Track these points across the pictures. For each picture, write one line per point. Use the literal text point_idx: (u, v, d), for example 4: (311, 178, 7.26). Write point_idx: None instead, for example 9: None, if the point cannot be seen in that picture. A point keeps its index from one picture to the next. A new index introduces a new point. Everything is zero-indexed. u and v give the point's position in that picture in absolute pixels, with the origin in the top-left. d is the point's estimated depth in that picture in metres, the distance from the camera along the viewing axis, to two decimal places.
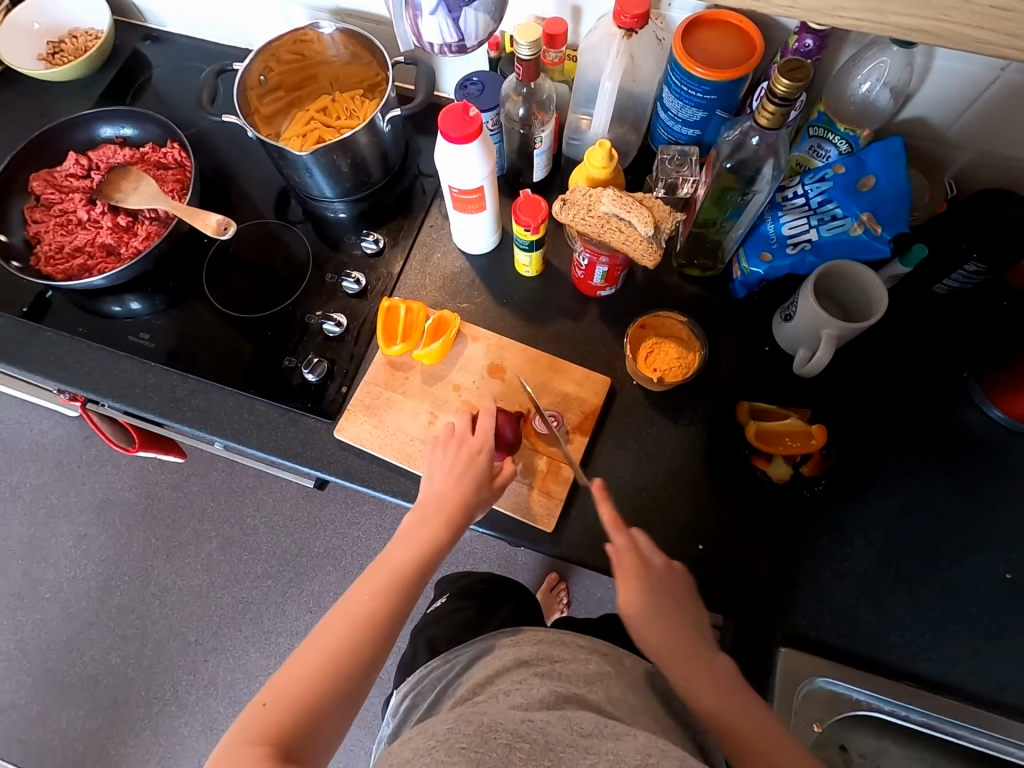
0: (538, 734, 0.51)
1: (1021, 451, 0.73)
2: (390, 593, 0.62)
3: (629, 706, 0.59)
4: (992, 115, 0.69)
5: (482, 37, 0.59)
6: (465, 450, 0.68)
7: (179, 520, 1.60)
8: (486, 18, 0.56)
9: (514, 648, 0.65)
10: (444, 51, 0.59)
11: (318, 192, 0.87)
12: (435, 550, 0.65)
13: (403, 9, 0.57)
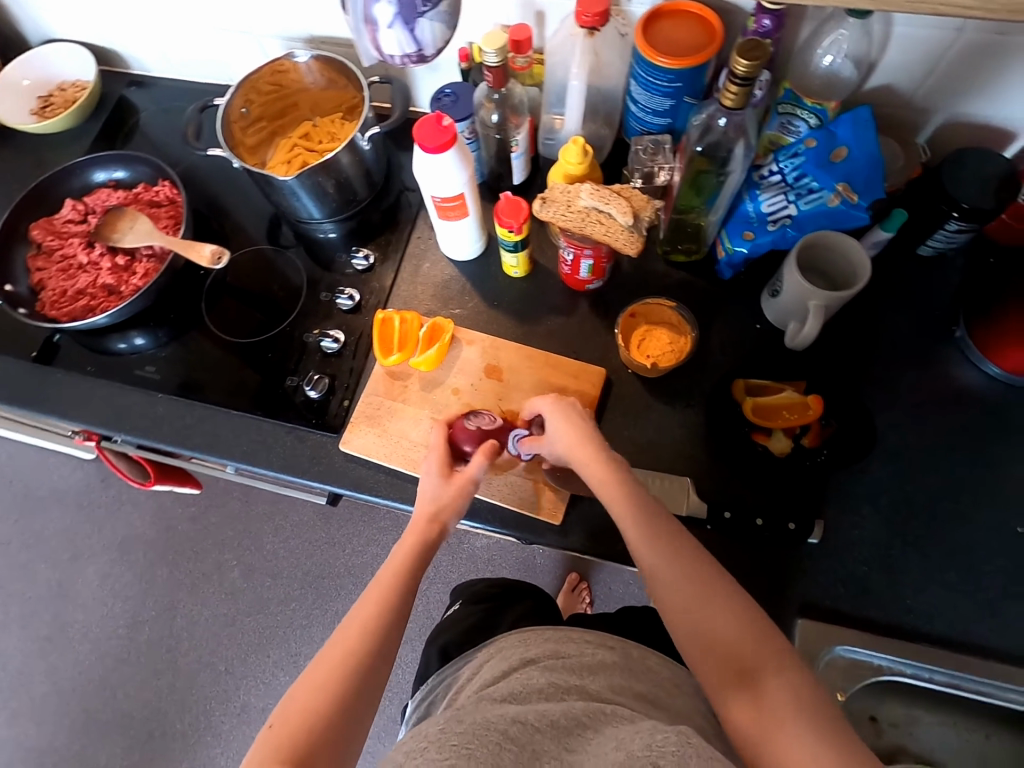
0: (527, 736, 0.51)
1: (1020, 403, 0.74)
2: (387, 603, 0.62)
3: (633, 694, 0.58)
4: (958, 74, 0.70)
5: (439, 45, 0.61)
6: (433, 461, 0.71)
7: (200, 551, 1.63)
8: (441, 27, 0.59)
9: (521, 647, 0.65)
10: (405, 63, 0.61)
11: (307, 214, 0.89)
12: (420, 554, 0.66)
13: (360, 24, 0.58)
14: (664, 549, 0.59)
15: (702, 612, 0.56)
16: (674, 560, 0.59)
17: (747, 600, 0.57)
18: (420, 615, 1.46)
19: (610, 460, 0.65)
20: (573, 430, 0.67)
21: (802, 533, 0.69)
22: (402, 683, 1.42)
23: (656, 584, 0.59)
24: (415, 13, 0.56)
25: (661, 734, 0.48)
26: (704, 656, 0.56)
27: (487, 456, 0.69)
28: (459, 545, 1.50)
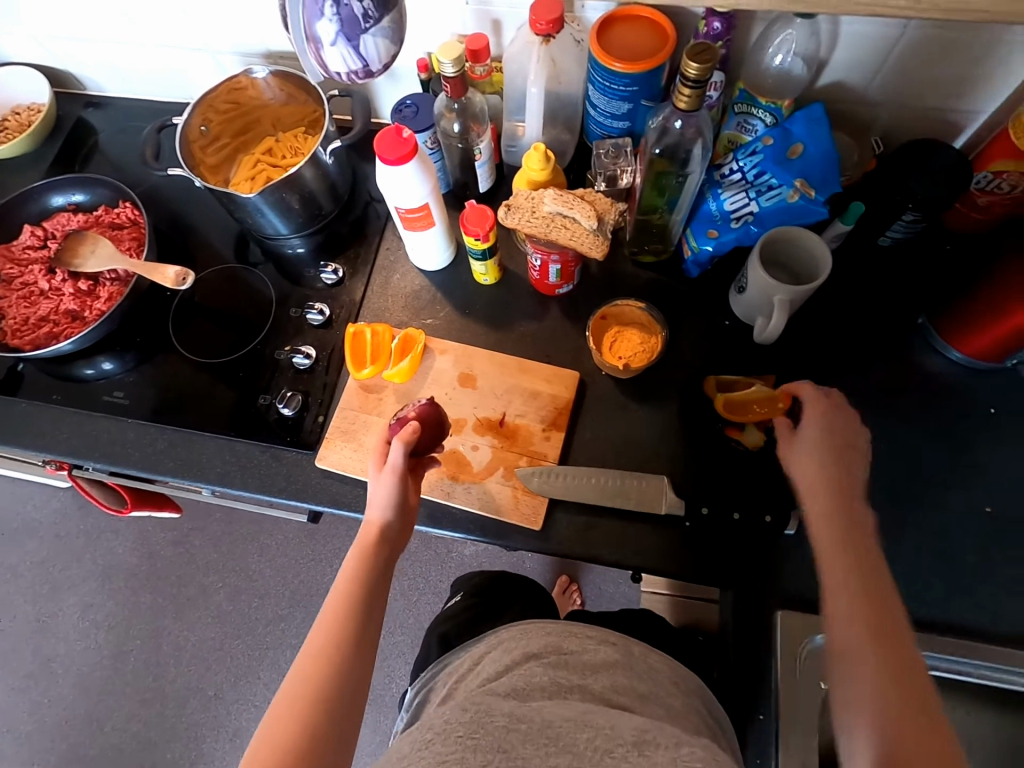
0: (535, 714, 0.52)
1: (983, 386, 0.76)
2: (342, 620, 0.59)
3: (637, 695, 0.58)
4: (905, 68, 0.72)
5: (386, 59, 0.60)
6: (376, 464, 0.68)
7: (184, 576, 1.60)
8: (386, 42, 0.58)
9: (522, 641, 0.63)
10: (352, 79, 0.60)
11: (273, 230, 0.88)
12: (365, 566, 0.62)
13: (304, 43, 0.57)
14: (867, 610, 0.53)
15: (906, 733, 0.48)
16: (874, 625, 0.53)
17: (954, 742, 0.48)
18: (412, 627, 1.45)
19: (845, 526, 0.58)
20: (832, 472, 0.61)
21: (779, 526, 0.70)
22: (391, 696, 1.41)
23: (852, 670, 0.52)
24: (358, 30, 0.56)
25: (684, 748, 0.50)
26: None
27: (406, 440, 0.66)
28: (448, 553, 1.50)
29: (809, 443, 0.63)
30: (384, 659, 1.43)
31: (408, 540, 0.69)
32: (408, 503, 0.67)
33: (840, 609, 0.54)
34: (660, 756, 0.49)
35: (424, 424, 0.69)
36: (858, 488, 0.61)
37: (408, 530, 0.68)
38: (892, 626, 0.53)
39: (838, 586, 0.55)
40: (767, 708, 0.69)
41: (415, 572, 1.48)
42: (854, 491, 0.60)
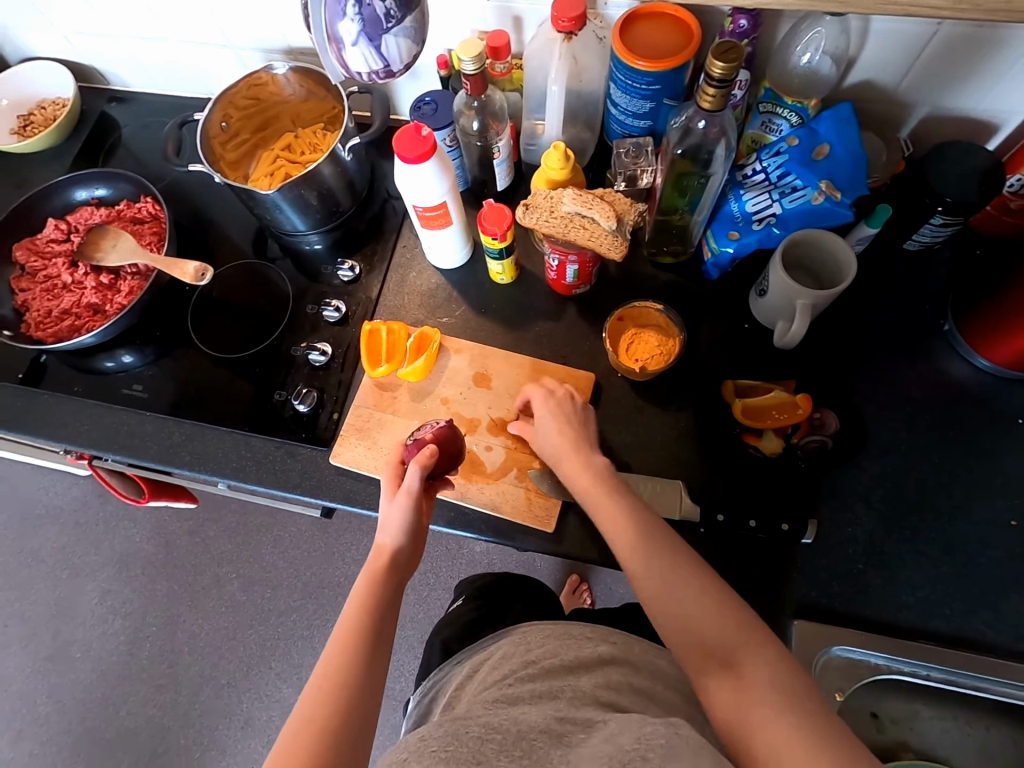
0: (511, 725, 0.52)
1: (1010, 395, 0.74)
2: (355, 637, 0.60)
3: (631, 691, 0.58)
4: (938, 67, 0.70)
5: (407, 60, 0.60)
6: (388, 488, 0.69)
7: (199, 565, 1.62)
8: (407, 43, 0.58)
9: (521, 650, 0.65)
10: (373, 79, 0.60)
11: (291, 226, 0.89)
12: (375, 590, 0.63)
13: (325, 42, 0.57)
14: (634, 532, 0.61)
15: (683, 601, 0.58)
16: (643, 544, 0.61)
17: (725, 586, 0.59)
18: (422, 622, 1.46)
19: (598, 473, 0.66)
20: (559, 427, 0.69)
21: (795, 534, 0.69)
22: (399, 690, 1.42)
23: (632, 570, 0.60)
24: (380, 30, 0.55)
25: (647, 726, 0.47)
26: (682, 638, 0.57)
27: (422, 463, 0.66)
28: (459, 550, 1.50)
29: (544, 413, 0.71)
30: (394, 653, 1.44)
31: (417, 566, 0.69)
32: (420, 528, 0.67)
33: (610, 522, 0.63)
34: (626, 740, 0.47)
35: (442, 448, 0.69)
36: (584, 431, 0.70)
37: (419, 554, 0.68)
38: (644, 514, 0.63)
39: (607, 503, 0.64)
40: None
41: (426, 568, 1.49)
42: (585, 437, 0.69)
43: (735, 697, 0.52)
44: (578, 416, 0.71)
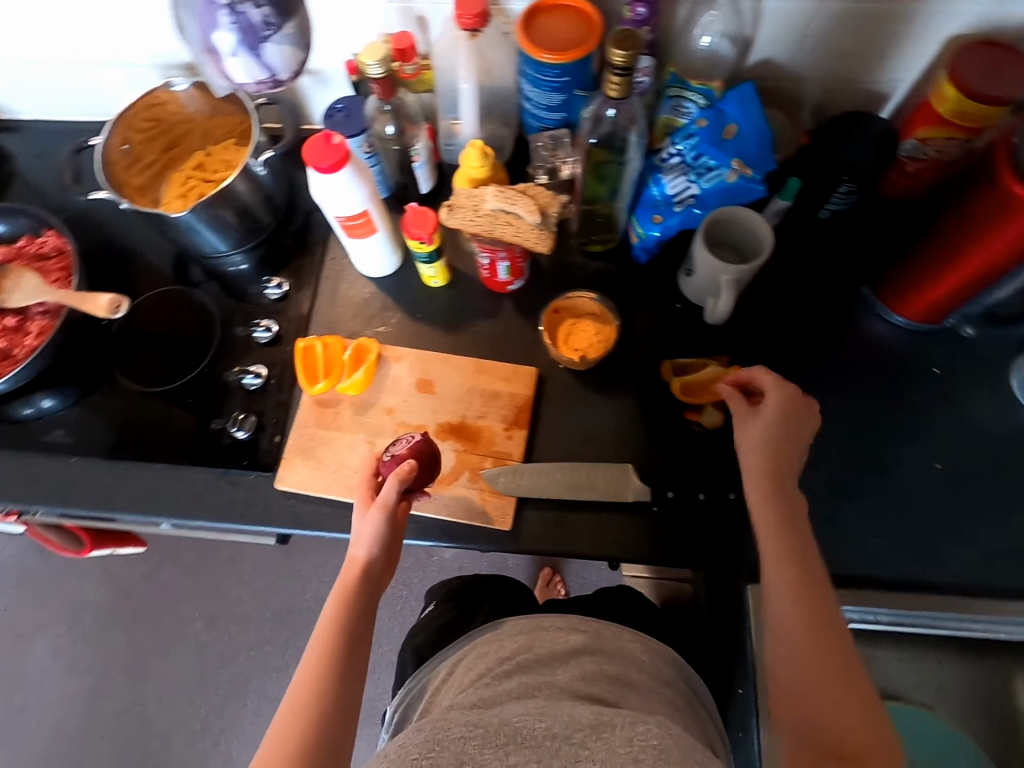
0: (494, 719, 0.50)
1: (925, 347, 0.78)
2: (326, 653, 0.59)
3: (609, 677, 0.58)
4: (828, 43, 0.73)
5: (294, 68, 0.59)
6: (361, 501, 0.67)
7: (158, 609, 1.54)
8: (291, 49, 0.57)
9: (494, 646, 0.64)
10: (260, 90, 0.58)
11: (210, 248, 0.85)
12: (348, 605, 0.61)
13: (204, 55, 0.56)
14: (800, 611, 0.57)
15: (825, 683, 0.54)
16: (804, 621, 0.57)
17: (869, 688, 0.55)
18: (399, 636, 1.43)
19: (779, 525, 0.61)
20: (764, 451, 0.63)
21: (742, 501, 0.72)
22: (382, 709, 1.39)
23: (777, 622, 0.58)
24: (258, 37, 0.55)
25: (641, 725, 0.49)
26: (804, 716, 0.54)
27: (399, 478, 0.64)
28: (428, 558, 1.48)
29: (754, 424, 0.64)
30: (374, 671, 1.41)
31: (393, 573, 0.68)
32: (393, 539, 0.65)
33: (778, 572, 0.59)
34: (618, 738, 0.48)
35: (419, 461, 0.67)
36: (794, 462, 0.64)
37: (393, 563, 0.67)
38: (818, 592, 0.58)
39: (780, 562, 0.60)
40: (745, 679, 0.68)
41: (399, 581, 1.47)
42: (788, 467, 0.64)
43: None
44: (790, 445, 0.64)
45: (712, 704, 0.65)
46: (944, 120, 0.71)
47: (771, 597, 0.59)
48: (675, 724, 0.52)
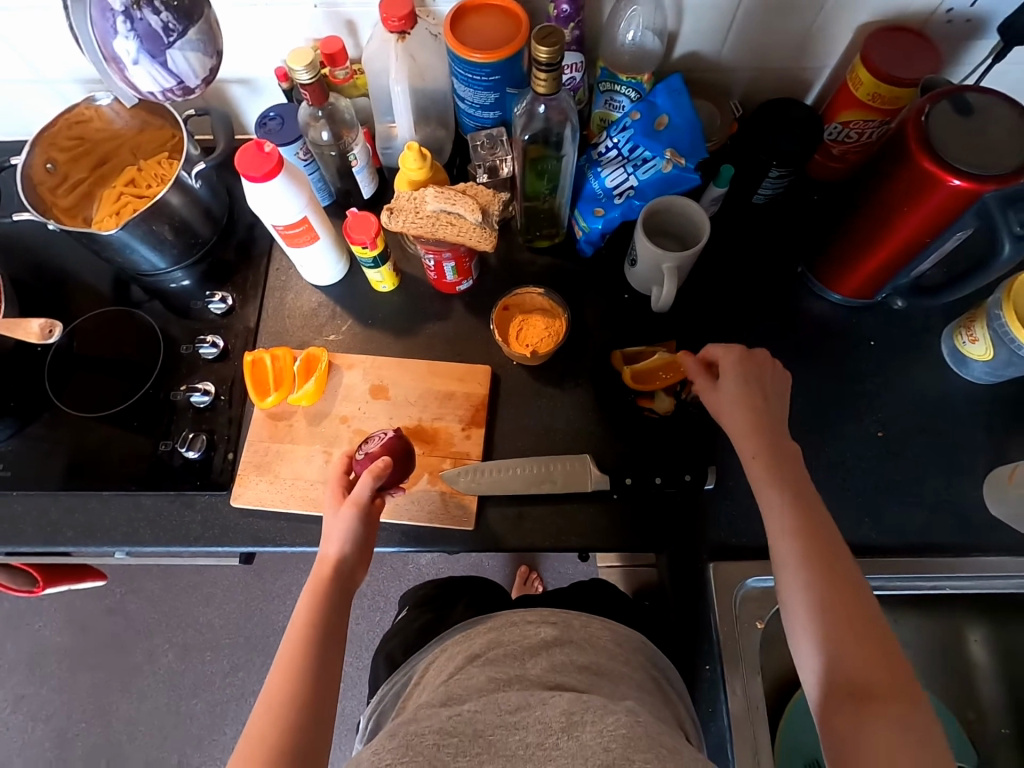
0: (466, 725, 0.49)
1: (861, 322, 0.81)
2: (299, 653, 0.57)
3: (580, 667, 0.57)
4: (750, 33, 0.76)
5: (203, 75, 0.57)
6: (336, 494, 0.66)
7: (125, 643, 1.49)
8: (198, 56, 0.55)
9: (466, 644, 0.62)
10: (168, 97, 0.57)
11: (149, 266, 0.83)
12: (320, 602, 0.60)
13: (104, 62, 0.54)
14: (805, 554, 0.57)
15: (841, 628, 0.54)
16: (811, 563, 0.57)
17: (888, 628, 0.54)
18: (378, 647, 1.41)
19: (776, 474, 0.62)
20: (747, 411, 0.64)
21: (698, 482, 0.72)
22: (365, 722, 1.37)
23: (785, 576, 0.57)
24: (162, 45, 0.53)
25: (610, 716, 0.49)
26: (826, 663, 0.53)
27: (375, 474, 0.64)
28: (404, 566, 1.47)
29: (732, 383, 0.66)
30: (354, 686, 1.39)
31: (367, 572, 0.66)
32: (367, 537, 0.64)
33: (779, 525, 0.59)
34: (589, 733, 0.47)
35: (394, 458, 0.67)
36: (780, 420, 0.66)
37: (367, 562, 0.66)
38: (822, 533, 0.58)
39: (779, 507, 0.60)
40: (710, 656, 0.70)
41: (375, 592, 1.45)
42: (775, 424, 0.65)
43: (868, 739, 0.49)
44: (771, 404, 0.66)
45: (684, 691, 0.65)
46: (862, 103, 0.74)
47: (777, 552, 0.59)
48: (644, 708, 0.52)
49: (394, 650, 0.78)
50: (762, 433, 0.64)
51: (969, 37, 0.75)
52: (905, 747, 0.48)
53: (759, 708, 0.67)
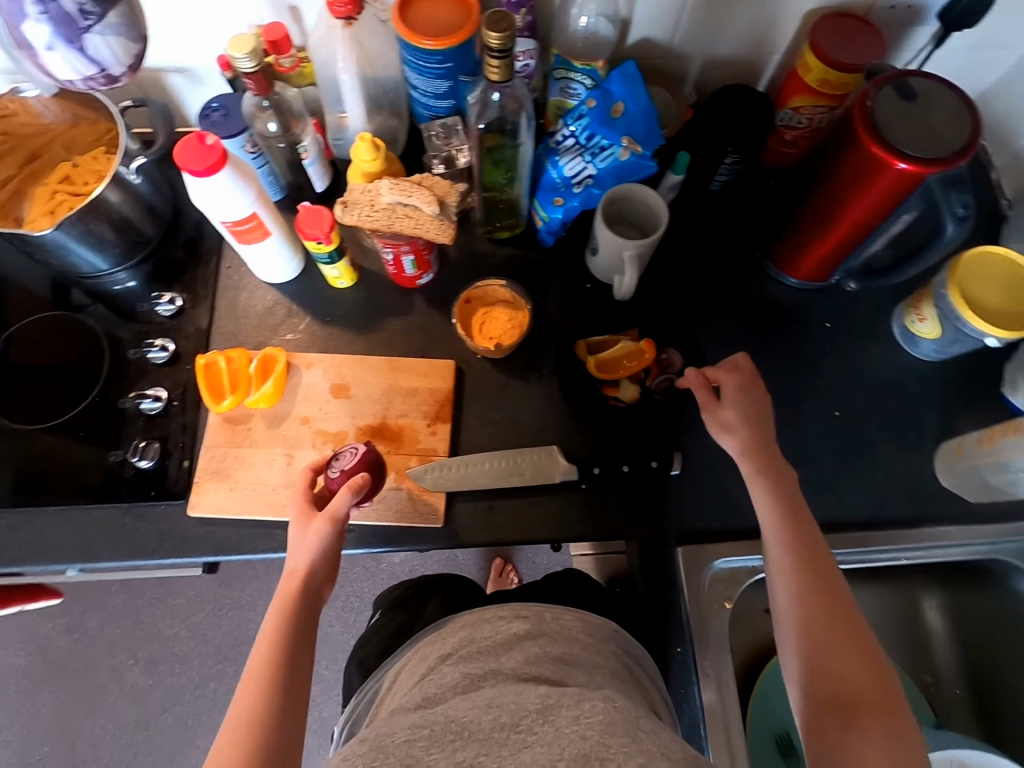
0: (439, 717, 0.48)
1: (816, 305, 0.83)
2: (269, 672, 0.55)
3: (554, 659, 0.57)
4: (701, 19, 0.76)
5: (128, 61, 0.54)
6: (303, 507, 0.64)
7: (86, 662, 1.43)
8: (121, 41, 0.52)
9: (439, 644, 0.62)
10: (92, 85, 0.53)
11: (89, 267, 0.78)
12: (290, 619, 0.58)
13: (14, 49, 0.50)
14: (798, 571, 0.59)
15: (827, 638, 0.55)
16: (804, 578, 0.58)
17: (876, 646, 0.55)
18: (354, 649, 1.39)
19: (772, 492, 0.63)
20: (749, 425, 0.66)
21: (664, 468, 0.73)
22: None
23: (778, 590, 0.59)
24: (78, 29, 0.49)
25: (587, 703, 0.48)
26: (816, 676, 0.54)
27: (353, 490, 0.62)
28: (377, 565, 1.45)
29: (730, 401, 0.67)
30: (331, 689, 1.37)
31: (336, 585, 0.65)
32: (336, 551, 0.63)
33: (773, 540, 0.61)
34: (564, 719, 0.47)
35: (369, 473, 0.66)
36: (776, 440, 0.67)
37: (336, 576, 0.64)
38: (815, 551, 0.60)
39: (778, 527, 0.61)
40: (681, 636, 0.71)
41: (349, 593, 1.43)
42: (771, 443, 0.66)
43: (853, 748, 0.50)
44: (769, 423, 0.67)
45: (658, 675, 0.66)
46: (812, 89, 0.75)
47: (771, 566, 0.60)
48: (622, 695, 0.52)
49: (366, 654, 0.77)
50: (761, 452, 0.65)
51: (910, 24, 0.77)
52: (887, 756, 0.49)
53: (729, 687, 0.70)
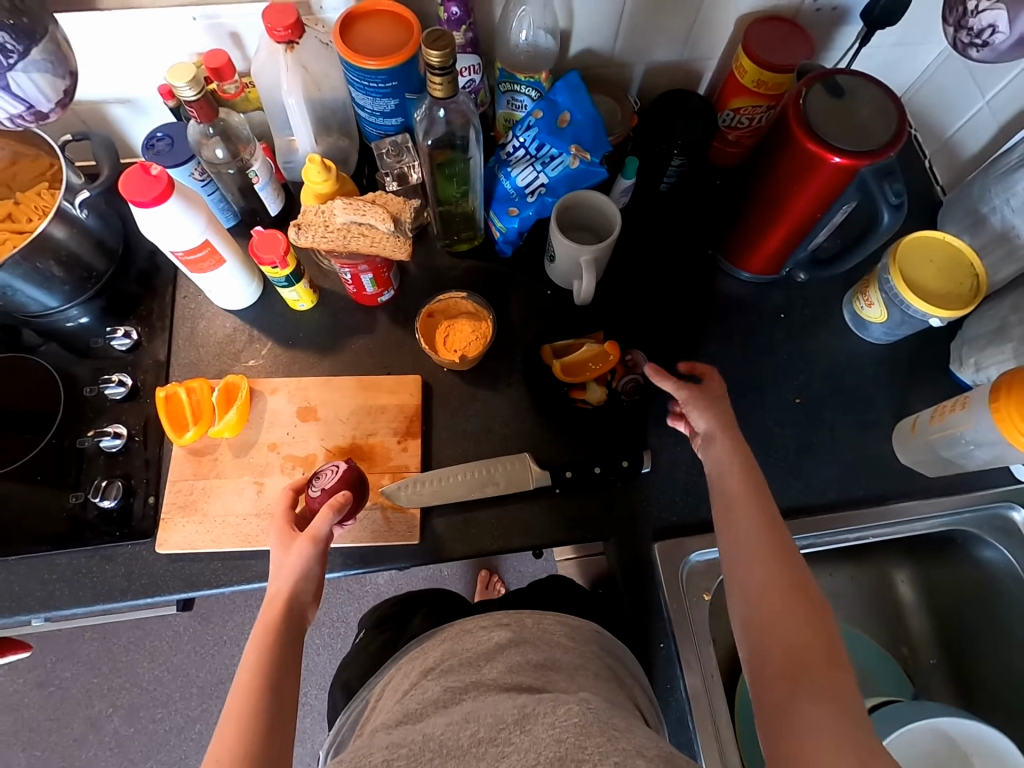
0: (418, 735, 0.48)
1: (770, 297, 0.86)
2: (249, 705, 0.53)
3: (535, 665, 0.57)
4: (638, 28, 0.78)
5: (56, 97, 0.53)
6: (282, 531, 0.63)
7: (62, 716, 1.37)
8: (46, 77, 0.51)
9: (421, 659, 0.61)
10: (18, 122, 0.52)
11: (38, 306, 0.76)
12: (272, 646, 0.57)
13: None
14: (749, 542, 0.59)
15: (774, 607, 0.55)
16: (754, 548, 0.59)
17: (828, 615, 0.55)
18: None
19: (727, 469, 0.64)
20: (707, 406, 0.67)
21: (635, 466, 0.74)
22: None
23: (731, 561, 0.60)
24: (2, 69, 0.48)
25: (562, 707, 0.49)
26: (763, 643, 0.55)
27: (333, 509, 0.62)
28: (362, 587, 1.43)
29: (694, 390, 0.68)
30: (321, 719, 1.34)
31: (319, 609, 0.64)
32: (318, 574, 0.62)
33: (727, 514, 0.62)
34: (541, 726, 0.47)
35: (351, 491, 0.65)
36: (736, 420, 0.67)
37: (319, 600, 0.63)
38: (768, 521, 0.60)
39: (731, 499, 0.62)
40: (664, 632, 0.72)
41: (334, 618, 1.40)
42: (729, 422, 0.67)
43: (797, 712, 0.50)
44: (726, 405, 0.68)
45: (641, 674, 0.66)
46: (749, 90, 0.78)
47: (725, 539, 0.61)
48: (598, 697, 0.53)
49: (350, 679, 0.76)
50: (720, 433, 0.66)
51: (836, 24, 0.80)
52: (831, 720, 0.49)
53: (714, 678, 0.70)
